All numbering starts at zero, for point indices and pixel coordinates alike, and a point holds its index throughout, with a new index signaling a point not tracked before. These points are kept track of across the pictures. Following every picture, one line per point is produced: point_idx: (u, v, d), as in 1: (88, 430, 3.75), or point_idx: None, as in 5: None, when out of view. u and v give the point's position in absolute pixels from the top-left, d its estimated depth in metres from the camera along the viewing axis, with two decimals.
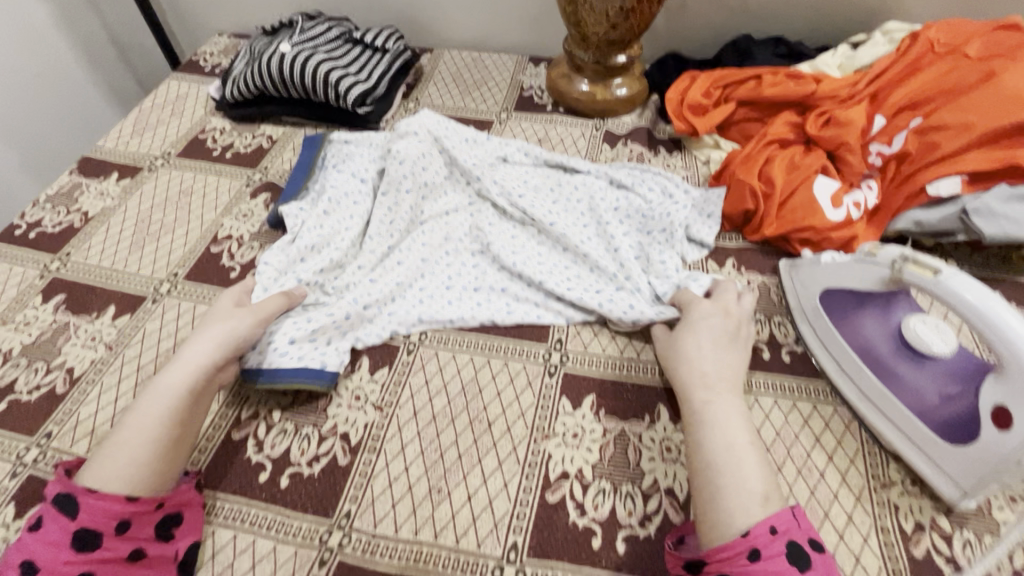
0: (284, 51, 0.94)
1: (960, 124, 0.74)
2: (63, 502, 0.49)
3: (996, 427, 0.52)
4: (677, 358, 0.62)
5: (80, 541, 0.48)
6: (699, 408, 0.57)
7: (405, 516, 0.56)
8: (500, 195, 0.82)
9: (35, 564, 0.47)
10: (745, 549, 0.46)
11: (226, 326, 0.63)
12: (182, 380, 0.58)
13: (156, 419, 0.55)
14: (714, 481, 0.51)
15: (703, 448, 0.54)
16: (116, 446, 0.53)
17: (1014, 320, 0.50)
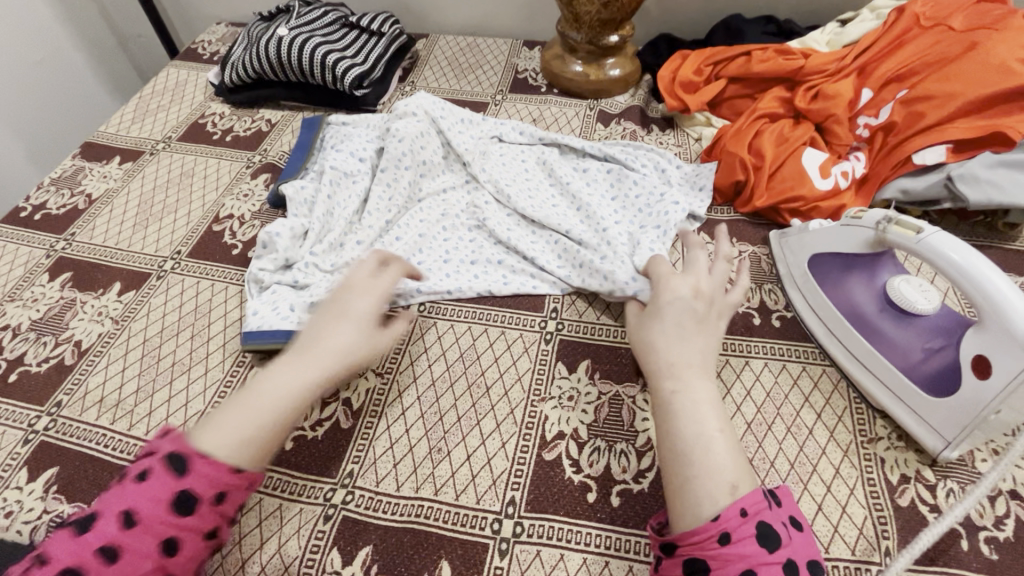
0: (281, 35, 0.96)
1: (945, 93, 0.76)
2: (174, 458, 0.44)
3: (977, 376, 0.53)
4: (645, 347, 0.58)
5: (182, 505, 0.43)
6: (666, 398, 0.52)
7: (406, 475, 0.58)
8: (496, 175, 0.84)
9: (135, 516, 0.42)
10: (716, 532, 0.44)
11: (369, 333, 0.57)
12: (311, 379, 0.51)
13: (275, 413, 0.49)
14: (685, 471, 0.48)
15: (670, 437, 0.50)
16: (229, 430, 0.46)
17: (994, 273, 0.52)
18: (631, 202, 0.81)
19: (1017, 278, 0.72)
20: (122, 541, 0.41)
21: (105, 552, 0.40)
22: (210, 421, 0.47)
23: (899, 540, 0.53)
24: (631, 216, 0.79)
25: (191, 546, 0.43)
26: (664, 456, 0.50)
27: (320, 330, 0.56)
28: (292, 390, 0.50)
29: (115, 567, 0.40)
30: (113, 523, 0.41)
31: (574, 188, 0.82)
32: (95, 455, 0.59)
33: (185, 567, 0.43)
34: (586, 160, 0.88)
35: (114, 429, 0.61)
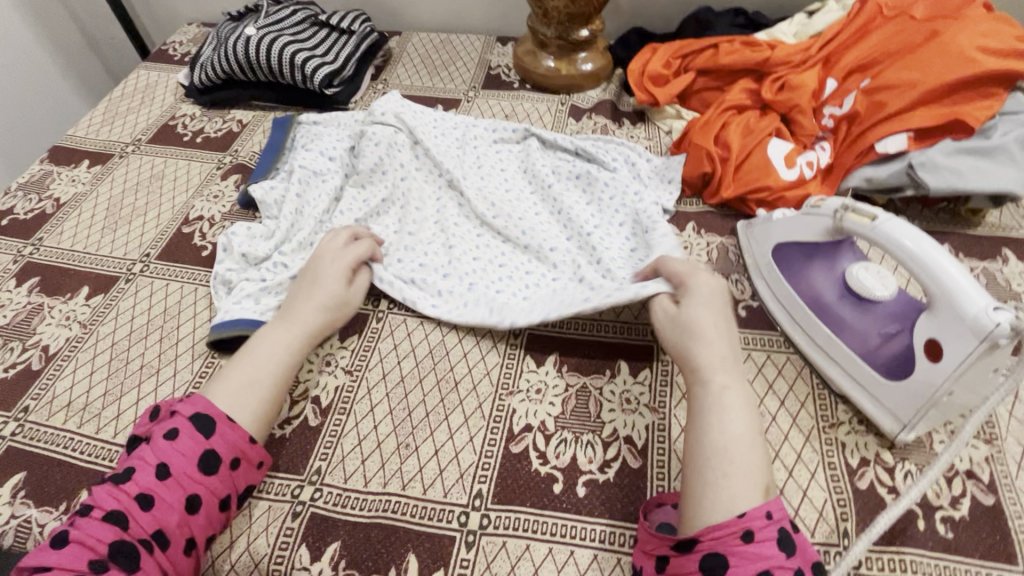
0: (249, 34, 0.95)
1: (905, 83, 0.77)
2: (201, 420, 0.53)
3: (929, 359, 0.54)
4: (702, 334, 0.58)
5: (205, 463, 0.52)
6: (718, 394, 0.53)
7: (374, 471, 0.58)
8: (469, 176, 0.83)
9: (169, 469, 0.50)
10: (741, 529, 0.45)
11: (337, 294, 0.66)
12: (296, 337, 0.62)
13: (272, 368, 0.59)
14: (721, 467, 0.49)
15: (718, 431, 0.51)
16: (240, 385, 0.57)
17: (944, 258, 0.53)
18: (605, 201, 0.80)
19: (977, 263, 0.74)
20: (156, 490, 0.49)
21: (143, 499, 0.49)
22: (222, 380, 0.57)
23: (858, 522, 0.54)
24: (604, 218, 0.78)
25: (208, 506, 0.51)
26: (703, 446, 0.51)
27: (296, 297, 0.66)
28: (283, 348, 0.61)
29: (148, 513, 0.48)
30: (150, 474, 0.50)
31: (548, 188, 0.82)
32: (62, 458, 0.59)
33: (202, 526, 0.51)
34: (560, 155, 0.87)
35: (81, 433, 0.61)
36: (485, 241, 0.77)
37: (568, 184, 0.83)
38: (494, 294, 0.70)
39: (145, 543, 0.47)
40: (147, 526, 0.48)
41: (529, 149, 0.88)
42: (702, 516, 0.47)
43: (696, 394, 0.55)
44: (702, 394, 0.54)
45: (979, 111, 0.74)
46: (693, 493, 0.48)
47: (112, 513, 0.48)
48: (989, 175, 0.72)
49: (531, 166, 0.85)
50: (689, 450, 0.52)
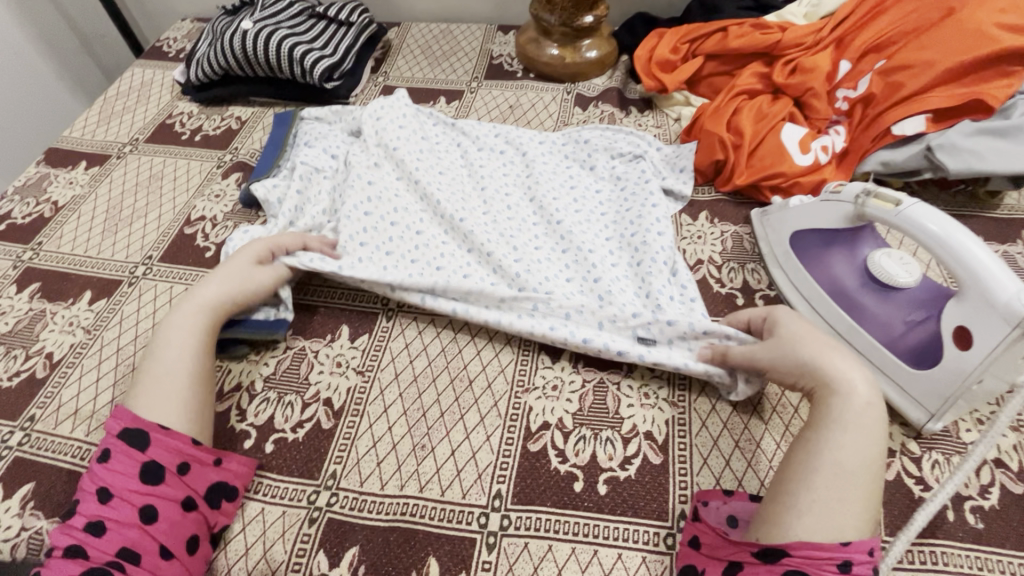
0: (245, 28, 0.93)
1: (922, 63, 0.75)
2: (131, 436, 0.52)
3: (958, 347, 0.53)
4: (835, 347, 0.53)
5: (148, 474, 0.51)
6: (860, 412, 0.49)
7: (390, 473, 0.57)
8: (472, 191, 0.79)
9: (110, 491, 0.50)
10: (839, 557, 0.44)
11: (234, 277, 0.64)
12: (199, 317, 0.60)
13: (184, 354, 0.58)
14: (840, 491, 0.46)
15: (849, 455, 0.47)
16: (153, 383, 0.55)
17: (974, 244, 0.51)
18: (612, 217, 0.76)
19: (997, 246, 0.72)
20: (105, 514, 0.49)
21: (93, 526, 0.48)
22: (140, 384, 0.56)
23: (888, 515, 0.53)
24: (614, 238, 0.73)
25: (168, 513, 0.50)
26: (826, 459, 0.48)
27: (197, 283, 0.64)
28: (187, 332, 0.59)
29: (104, 537, 0.48)
30: (94, 502, 0.50)
31: (553, 201, 0.77)
32: (70, 468, 0.58)
33: (170, 533, 0.50)
34: (569, 149, 0.86)
35: (90, 441, 0.60)
36: (484, 246, 0.70)
37: (577, 200, 0.78)
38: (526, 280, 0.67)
39: (113, 564, 0.47)
40: (108, 548, 0.48)
41: (533, 141, 0.86)
42: (804, 531, 0.45)
43: (830, 404, 0.50)
44: (840, 407, 0.50)
45: (999, 91, 0.73)
46: (795, 505, 0.46)
47: (69, 548, 0.48)
48: (1009, 155, 0.71)
49: (535, 176, 0.80)
50: (804, 458, 0.49)
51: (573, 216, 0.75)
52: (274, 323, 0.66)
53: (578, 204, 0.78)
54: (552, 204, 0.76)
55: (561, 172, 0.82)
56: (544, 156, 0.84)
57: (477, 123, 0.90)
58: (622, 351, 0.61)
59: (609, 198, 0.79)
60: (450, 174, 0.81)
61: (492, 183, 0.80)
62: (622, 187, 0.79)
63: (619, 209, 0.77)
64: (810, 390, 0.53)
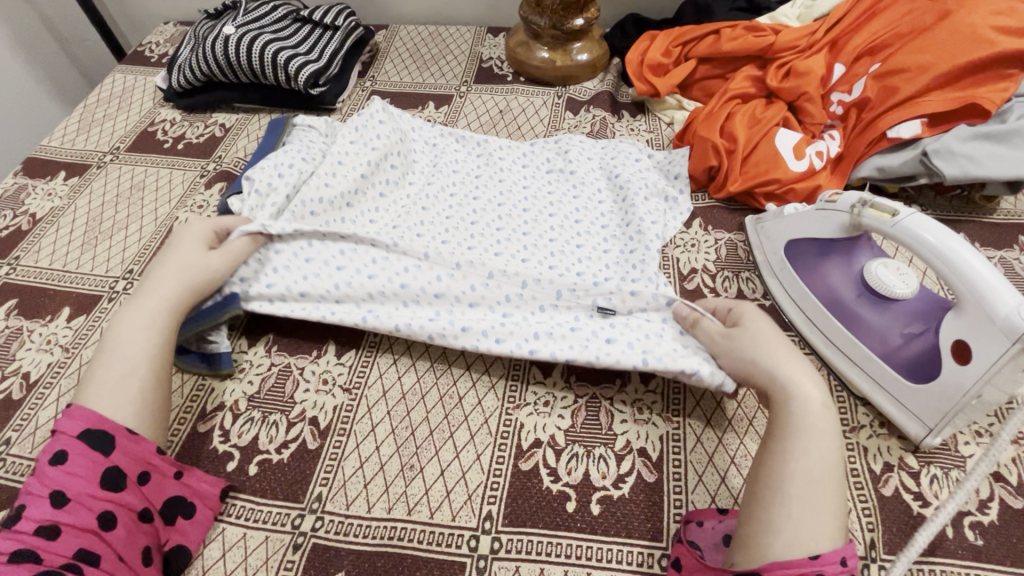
0: (228, 34, 0.91)
1: (918, 66, 0.74)
2: (93, 437, 0.50)
3: (957, 362, 0.52)
4: (781, 347, 0.55)
5: (110, 480, 0.49)
6: (819, 416, 0.50)
7: (377, 495, 0.56)
8: (436, 220, 0.76)
9: (67, 494, 0.47)
10: (812, 572, 0.42)
11: (196, 260, 0.62)
12: (159, 313, 0.58)
13: (147, 354, 0.56)
14: (807, 499, 0.46)
15: (813, 461, 0.47)
16: (110, 382, 0.53)
17: (973, 258, 0.50)
18: (591, 246, 0.73)
19: (993, 252, 0.71)
20: (60, 518, 0.46)
21: (46, 529, 0.46)
22: (95, 382, 0.53)
23: (887, 533, 0.52)
24: (613, 251, 0.73)
25: (126, 521, 0.49)
26: (791, 468, 0.47)
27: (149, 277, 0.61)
28: (147, 329, 0.57)
29: (59, 539, 0.45)
30: (46, 506, 0.46)
31: (521, 236, 0.74)
32: None
33: (128, 542, 0.48)
34: (559, 157, 0.85)
35: None
36: (433, 283, 0.66)
37: (579, 209, 0.78)
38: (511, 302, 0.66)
39: (69, 568, 0.45)
40: (64, 550, 0.45)
41: (515, 155, 0.86)
42: (777, 548, 0.44)
43: (788, 410, 0.51)
44: (799, 410, 0.50)
45: (995, 94, 0.71)
46: (770, 521, 0.45)
47: (17, 552, 0.44)
48: (1005, 160, 0.70)
49: (517, 199, 0.79)
50: (773, 467, 0.48)
51: (561, 236, 0.74)
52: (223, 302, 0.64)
53: (567, 220, 0.77)
54: (534, 228, 0.75)
55: (540, 198, 0.80)
56: (528, 171, 0.83)
57: (458, 142, 0.88)
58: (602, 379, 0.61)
59: (609, 210, 0.78)
60: (428, 194, 0.79)
61: (474, 201, 0.79)
62: (624, 198, 0.78)
63: (603, 240, 0.74)
64: (766, 391, 0.53)
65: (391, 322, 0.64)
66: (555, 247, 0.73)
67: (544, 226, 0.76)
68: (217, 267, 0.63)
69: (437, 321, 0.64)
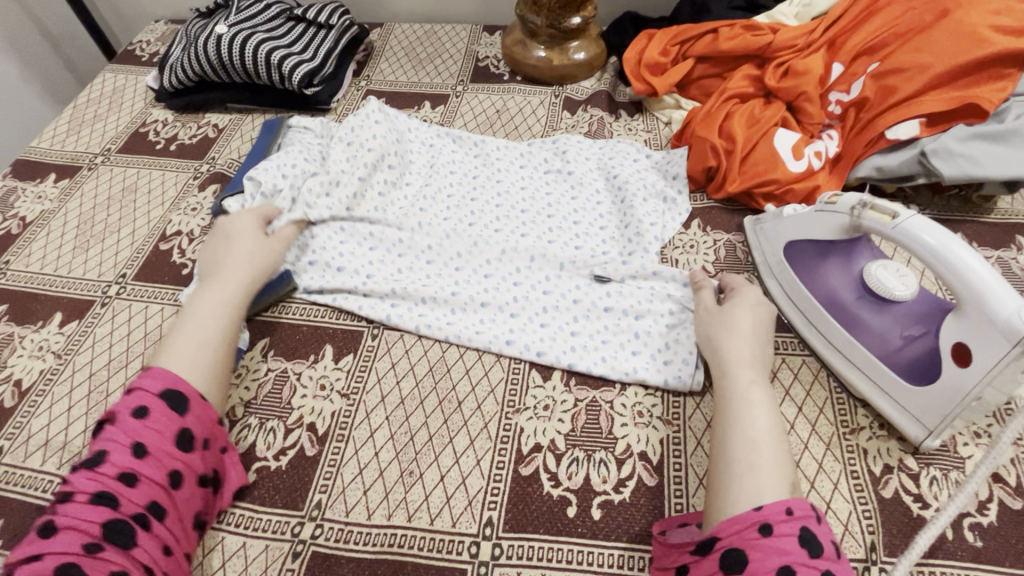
0: (220, 32, 0.89)
1: (916, 66, 0.74)
2: (171, 397, 0.52)
3: (957, 364, 0.52)
4: (740, 329, 0.59)
5: (183, 440, 0.51)
6: (748, 386, 0.54)
7: (377, 502, 0.55)
8: (433, 220, 0.76)
9: (146, 447, 0.49)
10: (757, 522, 0.44)
11: (260, 245, 0.67)
12: (230, 291, 0.62)
13: (217, 327, 0.59)
14: (751, 458, 0.49)
15: (747, 426, 0.51)
16: (184, 349, 0.56)
17: (971, 256, 0.50)
18: (591, 248, 0.73)
19: (991, 252, 0.71)
20: (138, 469, 0.48)
21: (125, 477, 0.47)
22: (169, 350, 0.56)
23: (888, 535, 0.52)
24: (613, 251, 0.73)
25: (191, 481, 0.51)
26: (733, 436, 0.51)
27: (218, 258, 0.66)
28: (221, 305, 0.61)
29: (136, 489, 0.47)
30: (127, 454, 0.48)
31: (520, 237, 0.74)
32: (41, 504, 0.56)
33: (189, 502, 0.50)
34: (556, 156, 0.84)
35: (60, 474, 0.57)
36: (450, 284, 0.69)
37: (578, 211, 0.77)
38: (519, 302, 0.68)
39: (138, 518, 0.47)
40: (137, 500, 0.47)
41: (512, 152, 0.85)
42: (728, 507, 0.46)
43: (724, 384, 0.55)
44: (731, 385, 0.54)
45: (993, 94, 0.71)
46: (719, 487, 0.48)
47: (98, 495, 0.46)
48: (1002, 160, 0.70)
49: (516, 194, 0.79)
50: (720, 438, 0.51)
51: (563, 232, 0.75)
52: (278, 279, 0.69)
53: (568, 218, 0.77)
54: (537, 224, 0.76)
55: (537, 198, 0.79)
56: (526, 169, 0.83)
57: (455, 142, 0.87)
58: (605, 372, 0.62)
59: (608, 211, 0.77)
60: (429, 193, 0.79)
61: (475, 197, 0.79)
62: (622, 199, 0.77)
63: (602, 241, 0.74)
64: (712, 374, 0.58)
65: (413, 321, 0.67)
66: (557, 244, 0.74)
67: (545, 221, 0.76)
68: (277, 251, 0.68)
69: (457, 294, 0.68)
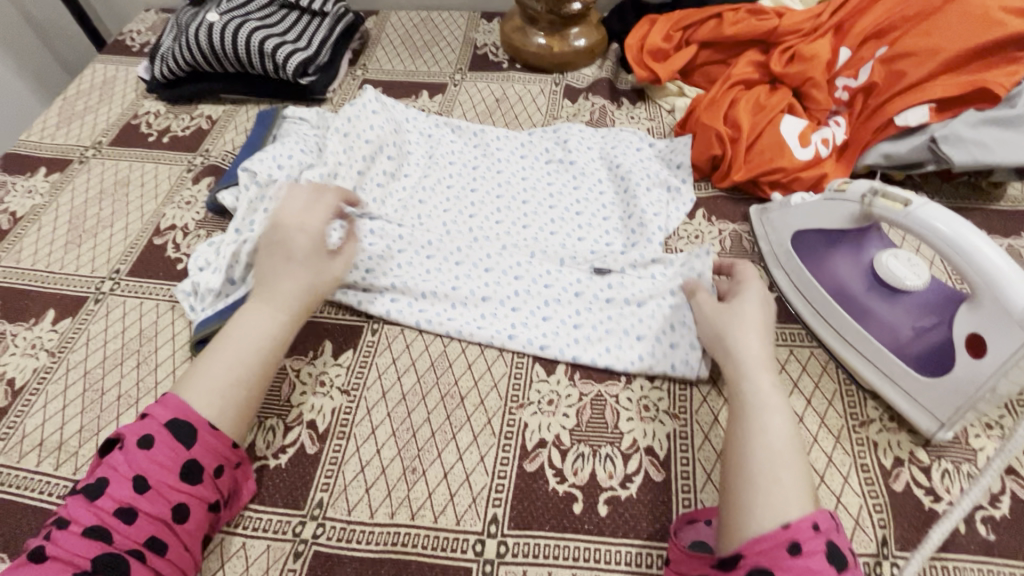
0: (212, 21, 0.87)
1: (926, 49, 0.72)
2: (181, 429, 0.49)
3: (971, 355, 0.51)
4: (752, 328, 0.56)
5: (189, 472, 0.48)
6: (767, 392, 0.51)
7: (379, 500, 0.54)
8: (434, 213, 0.75)
9: (147, 481, 0.46)
10: (786, 541, 0.41)
11: (322, 268, 0.61)
12: (277, 319, 0.57)
13: (257, 360, 0.54)
14: (776, 472, 0.45)
15: (772, 437, 0.47)
16: (216, 378, 0.52)
17: (984, 244, 0.49)
18: (594, 239, 0.72)
19: (1001, 240, 0.70)
20: (137, 504, 0.46)
21: (121, 512, 0.45)
22: (199, 378, 0.52)
23: (899, 529, 0.51)
24: (616, 242, 0.72)
25: (196, 514, 0.48)
26: (756, 446, 0.47)
27: (271, 270, 0.60)
28: (264, 332, 0.56)
29: (132, 525, 0.45)
30: (127, 488, 0.46)
31: (521, 229, 0.73)
32: (37, 505, 0.54)
33: (192, 534, 0.48)
34: (558, 146, 0.83)
35: (56, 475, 0.56)
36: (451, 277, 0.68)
37: (580, 201, 0.76)
38: (522, 295, 0.66)
39: (136, 553, 0.45)
40: (135, 535, 0.45)
41: (512, 143, 0.83)
42: (753, 524, 0.43)
43: (745, 390, 0.52)
44: (751, 390, 0.51)
45: (1004, 78, 0.69)
46: (741, 500, 0.45)
47: (91, 528, 0.44)
48: (1013, 146, 0.68)
49: (517, 186, 0.78)
50: (739, 446, 0.48)
51: (567, 225, 0.73)
52: None
53: (571, 209, 0.75)
54: (540, 217, 0.74)
55: (539, 188, 0.78)
56: (526, 160, 0.82)
57: (454, 132, 0.85)
58: (610, 363, 0.61)
59: (611, 202, 0.76)
60: (429, 185, 0.77)
61: (476, 188, 0.77)
62: (626, 189, 0.76)
63: (606, 232, 0.73)
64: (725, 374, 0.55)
65: (413, 317, 0.65)
66: (560, 237, 0.72)
67: (548, 213, 0.74)
68: (336, 277, 0.62)
69: (458, 287, 0.67)
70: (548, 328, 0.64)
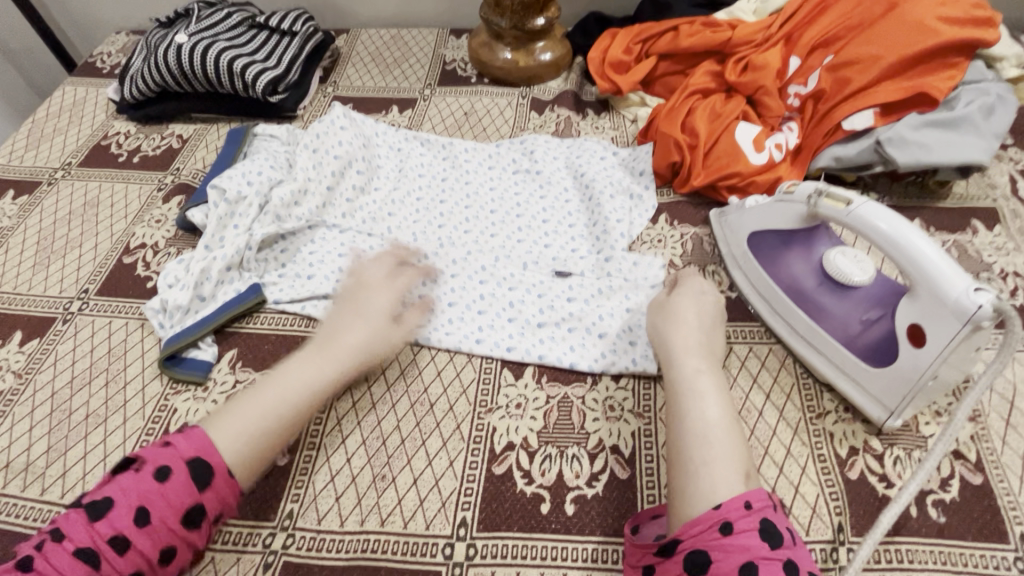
0: (181, 42, 0.88)
1: (868, 57, 0.76)
2: (200, 469, 0.48)
3: (913, 345, 0.53)
4: (690, 321, 0.59)
5: (191, 517, 0.47)
6: (693, 376, 0.54)
7: (350, 508, 0.55)
8: (403, 224, 0.76)
9: (150, 515, 0.46)
10: (718, 521, 0.43)
11: (379, 334, 0.61)
12: (322, 376, 0.57)
13: (291, 412, 0.54)
14: (703, 452, 0.48)
15: (696, 418, 0.50)
16: (246, 421, 0.52)
17: (923, 243, 0.51)
18: (560, 246, 0.74)
19: (947, 236, 0.73)
20: (133, 536, 0.45)
21: (117, 541, 0.45)
22: (231, 417, 0.52)
23: (854, 515, 0.53)
24: (582, 248, 0.74)
25: (181, 556, 0.48)
26: (685, 428, 0.50)
27: (335, 327, 0.61)
28: (305, 387, 0.56)
29: (123, 557, 0.44)
30: (128, 516, 0.45)
31: (489, 238, 0.75)
32: (4, 527, 0.54)
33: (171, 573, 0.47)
34: (525, 157, 0.85)
35: (23, 496, 0.56)
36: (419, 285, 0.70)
37: (547, 209, 0.78)
38: (488, 302, 0.68)
39: None
40: (120, 568, 0.44)
41: (481, 155, 0.85)
42: (688, 508, 0.45)
43: (672, 375, 0.55)
44: (681, 375, 0.54)
45: (942, 83, 0.74)
46: (677, 486, 0.47)
47: (84, 551, 0.44)
48: (954, 146, 0.72)
49: (485, 196, 0.80)
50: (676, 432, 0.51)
51: (534, 234, 0.75)
52: (245, 293, 0.67)
53: (538, 217, 0.77)
54: (507, 227, 0.76)
55: (506, 198, 0.80)
56: (494, 171, 0.83)
57: (423, 145, 0.87)
58: (574, 364, 0.63)
59: (577, 209, 0.78)
60: (399, 198, 0.79)
61: (444, 199, 0.79)
62: (590, 197, 0.78)
63: (571, 239, 0.75)
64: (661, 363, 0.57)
65: None
66: (527, 245, 0.74)
67: (515, 222, 0.76)
68: (394, 344, 0.63)
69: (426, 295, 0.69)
70: (515, 333, 0.66)
